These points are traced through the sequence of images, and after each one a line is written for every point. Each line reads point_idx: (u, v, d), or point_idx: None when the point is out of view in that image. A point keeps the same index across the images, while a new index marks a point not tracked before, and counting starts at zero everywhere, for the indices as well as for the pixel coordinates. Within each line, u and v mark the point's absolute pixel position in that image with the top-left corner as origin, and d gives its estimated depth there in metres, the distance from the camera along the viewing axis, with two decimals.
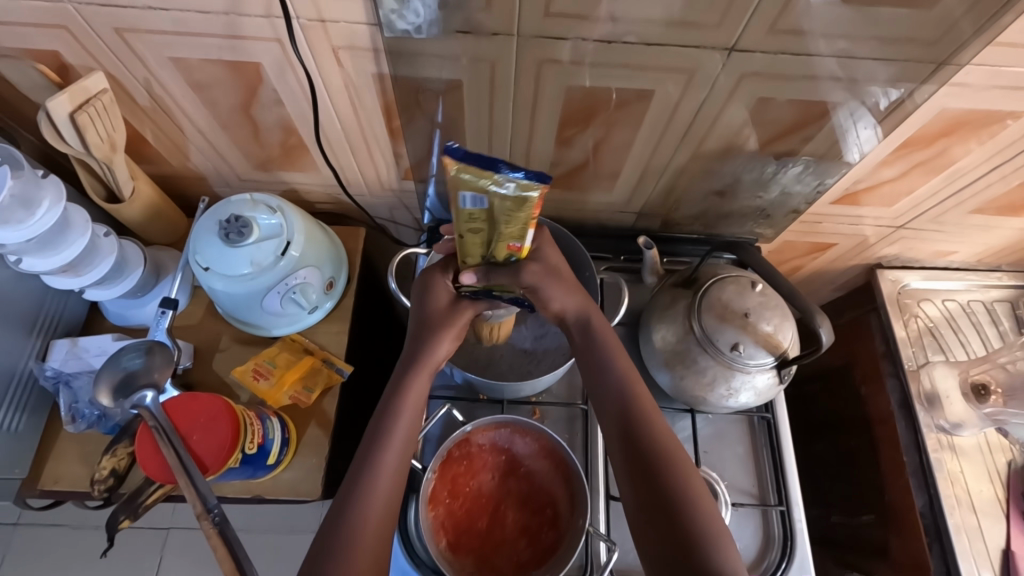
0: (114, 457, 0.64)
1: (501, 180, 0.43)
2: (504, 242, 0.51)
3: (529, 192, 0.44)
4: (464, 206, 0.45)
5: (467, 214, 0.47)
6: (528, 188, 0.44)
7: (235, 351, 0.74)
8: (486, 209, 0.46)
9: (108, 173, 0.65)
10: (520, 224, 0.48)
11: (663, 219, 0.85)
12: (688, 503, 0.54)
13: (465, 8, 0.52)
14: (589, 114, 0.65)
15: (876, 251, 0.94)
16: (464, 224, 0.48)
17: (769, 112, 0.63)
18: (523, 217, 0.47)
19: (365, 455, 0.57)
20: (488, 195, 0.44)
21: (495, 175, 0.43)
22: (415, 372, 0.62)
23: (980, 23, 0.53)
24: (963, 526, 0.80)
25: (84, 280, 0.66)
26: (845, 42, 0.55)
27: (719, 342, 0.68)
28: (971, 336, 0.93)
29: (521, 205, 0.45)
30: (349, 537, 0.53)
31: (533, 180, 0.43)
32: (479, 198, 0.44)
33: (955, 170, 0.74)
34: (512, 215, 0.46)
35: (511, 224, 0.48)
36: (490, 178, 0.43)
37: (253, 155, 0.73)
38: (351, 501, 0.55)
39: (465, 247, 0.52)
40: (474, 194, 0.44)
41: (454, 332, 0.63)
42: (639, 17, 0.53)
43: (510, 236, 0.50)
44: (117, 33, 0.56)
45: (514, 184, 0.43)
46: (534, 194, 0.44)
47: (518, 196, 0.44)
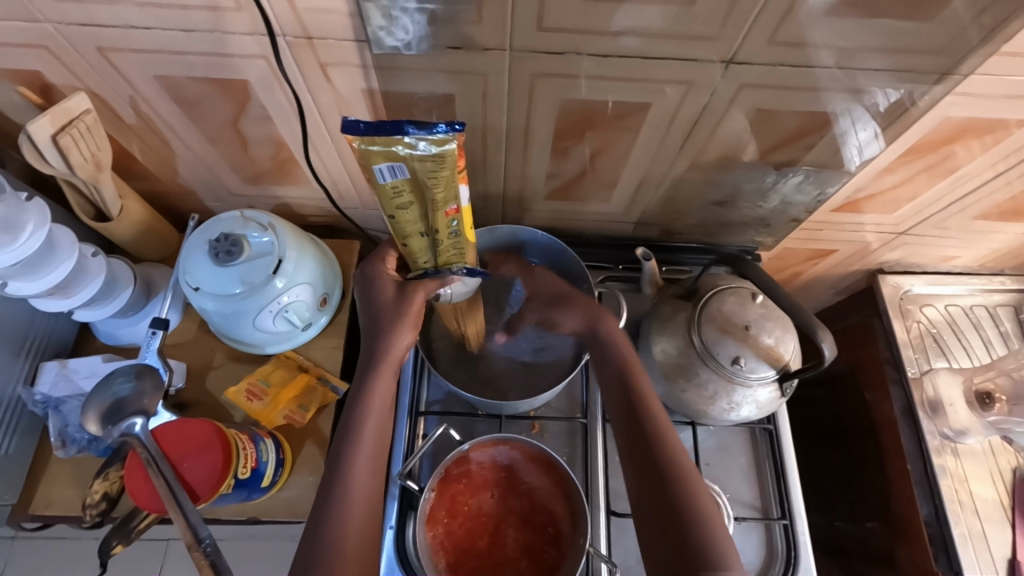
0: (105, 481, 0.62)
1: (411, 143, 0.45)
2: (440, 213, 0.51)
3: (444, 146, 0.45)
4: (383, 179, 0.47)
5: (393, 189, 0.48)
6: (442, 142, 0.45)
7: (229, 369, 0.73)
8: (407, 178, 0.47)
9: (95, 193, 0.64)
10: (447, 186, 0.48)
11: (662, 227, 0.83)
12: (685, 493, 0.56)
13: (455, 23, 0.51)
14: (585, 125, 0.63)
15: (879, 257, 0.93)
16: (391, 201, 0.49)
17: (772, 120, 0.62)
18: (448, 178, 0.47)
19: (338, 469, 0.56)
20: (402, 160, 0.45)
21: (404, 139, 0.44)
22: (382, 373, 0.61)
23: (988, 28, 0.51)
24: (968, 535, 0.78)
25: (73, 302, 0.65)
26: (850, 50, 0.53)
27: (720, 356, 0.67)
28: (974, 341, 0.92)
29: (442, 162, 0.46)
30: (331, 550, 0.52)
31: (444, 132, 0.45)
32: (398, 165, 0.46)
33: (960, 176, 0.73)
34: (436, 178, 0.47)
35: (439, 188, 0.48)
36: (400, 144, 0.44)
37: (243, 170, 0.72)
38: (328, 516, 0.54)
39: (401, 227, 0.53)
40: (388, 163, 0.45)
41: (411, 320, 0.61)
42: (642, 28, 0.51)
43: (443, 203, 0.50)
44: (99, 52, 0.55)
45: (427, 141, 0.45)
46: (450, 147, 0.45)
47: (435, 153, 0.45)
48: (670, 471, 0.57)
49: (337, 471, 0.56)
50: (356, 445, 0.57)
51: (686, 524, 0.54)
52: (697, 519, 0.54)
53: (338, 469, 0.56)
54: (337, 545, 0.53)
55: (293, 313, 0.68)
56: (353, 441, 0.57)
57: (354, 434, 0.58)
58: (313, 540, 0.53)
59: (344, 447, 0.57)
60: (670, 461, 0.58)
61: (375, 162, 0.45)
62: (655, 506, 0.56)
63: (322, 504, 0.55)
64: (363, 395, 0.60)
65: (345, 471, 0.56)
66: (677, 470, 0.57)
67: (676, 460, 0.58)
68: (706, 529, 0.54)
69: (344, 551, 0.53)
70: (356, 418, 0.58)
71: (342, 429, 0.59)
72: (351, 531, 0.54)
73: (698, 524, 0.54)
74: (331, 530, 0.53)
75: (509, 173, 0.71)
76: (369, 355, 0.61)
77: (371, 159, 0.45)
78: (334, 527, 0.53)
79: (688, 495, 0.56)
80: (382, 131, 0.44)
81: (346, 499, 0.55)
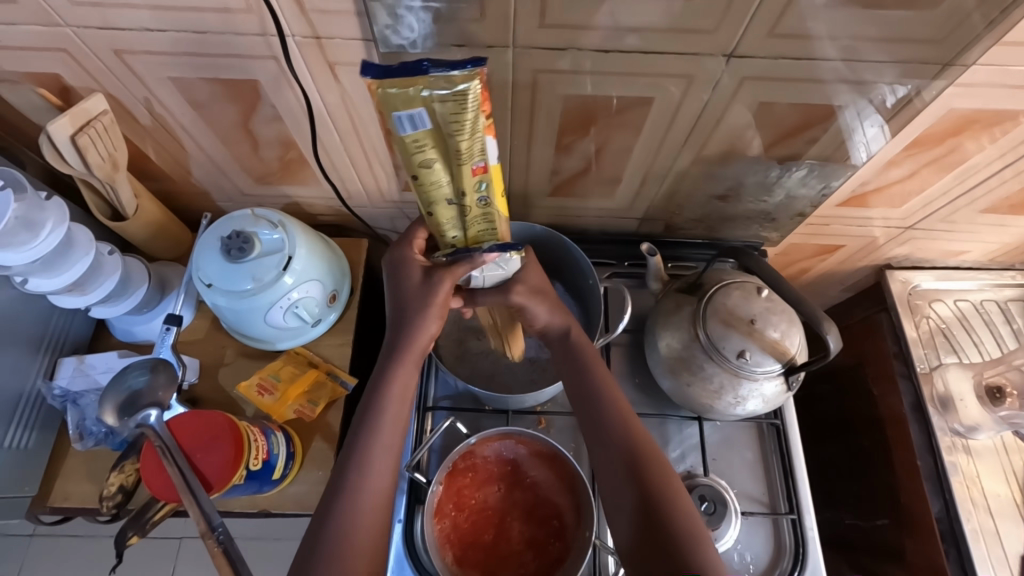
0: (121, 473, 0.64)
1: (431, 83, 0.41)
2: (465, 170, 0.47)
3: (466, 84, 0.41)
4: (403, 131, 0.43)
5: (415, 143, 0.44)
6: (463, 79, 0.41)
7: (241, 365, 0.75)
8: (429, 128, 0.44)
9: (111, 193, 0.66)
10: (472, 135, 0.44)
11: (666, 223, 0.84)
12: (676, 518, 0.54)
13: (458, 21, 0.52)
14: (588, 121, 0.64)
15: (886, 252, 0.92)
16: (414, 157, 0.46)
17: (773, 114, 0.62)
18: (472, 125, 0.44)
19: (351, 457, 0.56)
20: (424, 105, 0.42)
21: (424, 80, 0.41)
22: (404, 362, 0.61)
23: (991, 17, 0.51)
24: (980, 531, 0.78)
25: (90, 298, 0.67)
26: (853, 42, 0.54)
27: (724, 350, 0.67)
28: (984, 336, 0.91)
29: (465, 104, 0.42)
30: (343, 538, 0.52)
31: (466, 69, 0.41)
32: (419, 112, 0.42)
33: (967, 168, 0.72)
34: (459, 126, 0.43)
35: (463, 138, 0.44)
36: (420, 86, 0.41)
37: (253, 169, 0.73)
38: (337, 506, 0.54)
39: (426, 190, 0.49)
40: (408, 108, 0.42)
41: (439, 309, 0.61)
42: (646, 25, 0.52)
43: (469, 157, 0.46)
44: (115, 55, 0.56)
45: (448, 80, 0.41)
46: (472, 85, 0.41)
47: (456, 94, 0.41)
48: (657, 497, 0.55)
49: (348, 458, 0.57)
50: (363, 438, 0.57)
51: (678, 551, 0.52)
52: (689, 542, 0.52)
53: (350, 458, 0.56)
54: (348, 534, 0.53)
55: (303, 308, 0.69)
56: (369, 430, 0.58)
57: (372, 425, 0.58)
58: (322, 528, 0.53)
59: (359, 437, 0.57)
60: (660, 487, 0.56)
61: (394, 110, 0.42)
62: (645, 532, 0.54)
63: (334, 493, 0.55)
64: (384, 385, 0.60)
65: (360, 462, 0.56)
66: (664, 496, 0.55)
67: (664, 482, 0.56)
68: (701, 554, 0.52)
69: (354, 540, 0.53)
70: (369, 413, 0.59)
71: (361, 420, 0.59)
72: (366, 520, 0.54)
73: (693, 549, 0.52)
74: (342, 519, 0.53)
75: (514, 169, 0.72)
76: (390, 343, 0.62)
77: (390, 107, 0.42)
78: (348, 516, 0.54)
79: (679, 518, 0.54)
80: (401, 73, 0.40)
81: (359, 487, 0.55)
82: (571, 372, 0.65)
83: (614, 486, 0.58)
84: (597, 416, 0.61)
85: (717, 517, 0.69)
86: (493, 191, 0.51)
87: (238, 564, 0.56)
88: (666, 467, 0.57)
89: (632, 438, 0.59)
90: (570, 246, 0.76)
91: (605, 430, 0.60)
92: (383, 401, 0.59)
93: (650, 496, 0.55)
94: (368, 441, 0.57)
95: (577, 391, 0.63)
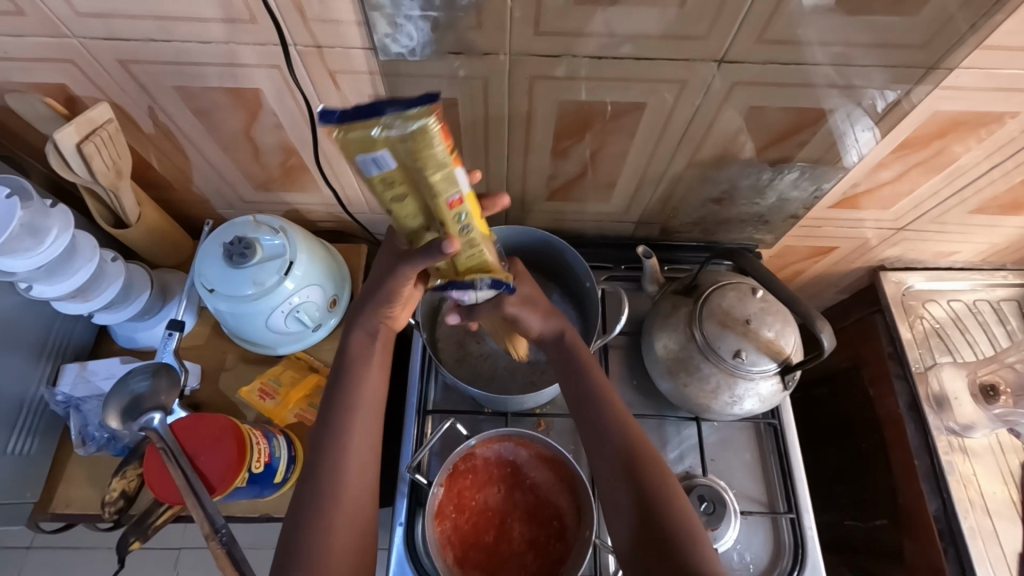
0: (123, 479, 0.64)
1: (388, 125, 0.41)
2: (439, 204, 0.47)
3: (422, 121, 0.41)
4: (369, 173, 0.43)
5: (384, 183, 0.44)
6: (419, 116, 0.41)
7: (242, 370, 0.75)
8: (395, 168, 0.43)
9: (115, 201, 0.67)
10: (439, 171, 0.44)
11: (662, 226, 0.85)
12: (675, 518, 0.54)
13: (457, 29, 0.53)
14: (584, 126, 0.65)
15: (878, 253, 0.94)
16: (385, 196, 0.46)
17: (765, 118, 0.64)
18: (437, 161, 0.43)
19: (319, 450, 0.57)
20: (384, 147, 0.42)
21: (381, 122, 0.41)
22: (376, 354, 0.62)
23: (975, 17, 0.53)
24: (978, 529, 0.78)
25: (93, 305, 0.67)
26: (842, 48, 0.56)
27: (721, 350, 0.68)
28: (978, 336, 0.92)
29: (426, 140, 0.42)
30: (319, 530, 0.53)
31: (420, 106, 0.41)
32: (382, 154, 0.42)
33: (956, 169, 0.74)
34: (424, 163, 0.43)
35: (430, 174, 0.44)
36: (378, 128, 0.41)
37: (255, 177, 0.74)
38: (324, 509, 0.54)
39: (403, 225, 0.49)
40: (370, 152, 0.41)
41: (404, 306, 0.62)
42: (641, 33, 0.54)
43: (440, 193, 0.45)
44: (121, 65, 0.58)
45: (404, 118, 0.41)
46: (429, 121, 0.41)
47: (416, 132, 0.41)
48: (655, 499, 0.55)
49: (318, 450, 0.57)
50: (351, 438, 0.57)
51: (676, 552, 0.52)
52: (687, 543, 0.53)
53: (318, 450, 0.57)
54: (329, 526, 0.53)
55: (304, 313, 0.70)
56: (341, 421, 0.58)
57: (345, 416, 0.58)
58: (300, 520, 0.54)
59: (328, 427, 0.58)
60: (657, 488, 0.56)
61: (356, 154, 0.42)
62: (643, 533, 0.54)
63: (305, 486, 0.55)
64: (354, 377, 0.60)
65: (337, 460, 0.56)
66: (663, 498, 0.55)
67: (663, 483, 0.56)
68: (698, 555, 0.52)
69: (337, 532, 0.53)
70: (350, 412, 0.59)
71: (332, 411, 0.59)
72: (345, 512, 0.54)
73: (690, 550, 0.52)
74: (317, 511, 0.54)
75: (512, 174, 0.74)
76: (348, 335, 0.63)
77: (351, 153, 0.42)
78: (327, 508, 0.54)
79: (677, 520, 0.54)
80: (358, 117, 0.41)
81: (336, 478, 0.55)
82: (566, 374, 0.66)
83: (615, 488, 0.58)
84: (595, 416, 0.62)
85: (717, 517, 0.70)
86: (473, 218, 0.50)
87: (240, 563, 0.57)
88: (664, 469, 0.58)
89: (631, 440, 0.59)
90: (574, 258, 0.77)
91: (604, 432, 0.61)
92: (354, 391, 0.60)
93: (648, 497, 0.56)
94: (340, 431, 0.58)
95: (574, 391, 0.64)
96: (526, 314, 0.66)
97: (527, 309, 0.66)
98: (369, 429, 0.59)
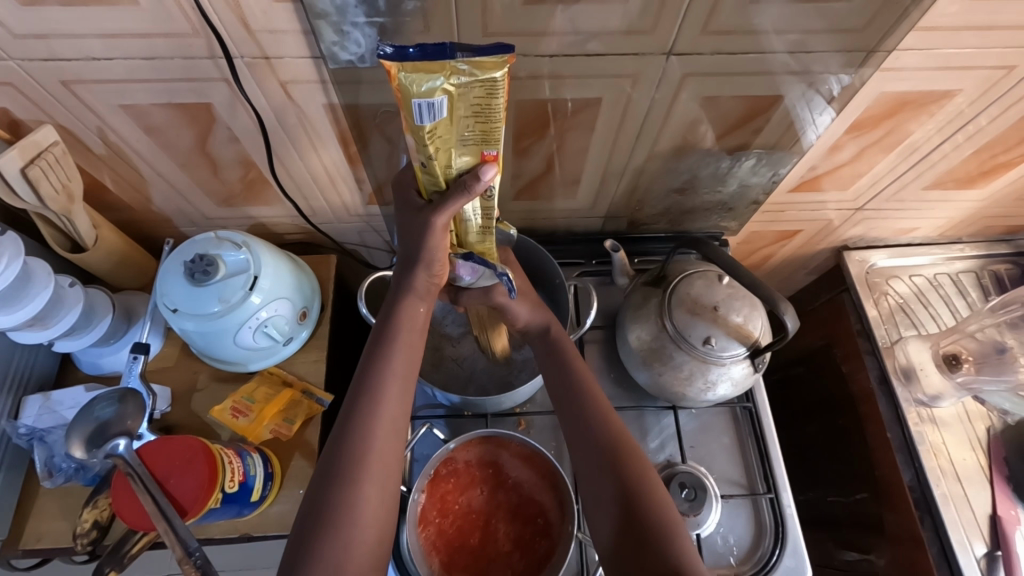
0: (95, 509, 0.63)
1: (455, 70, 0.38)
2: (472, 159, 0.44)
3: (492, 74, 0.39)
4: (420, 121, 0.40)
5: (430, 133, 0.41)
6: (489, 68, 0.38)
7: (213, 389, 0.74)
8: (447, 116, 0.41)
9: (69, 224, 0.65)
10: (488, 128, 0.42)
11: (630, 219, 0.86)
12: (655, 512, 0.54)
13: (405, 33, 0.53)
14: (542, 122, 0.66)
15: (842, 234, 0.96)
16: (430, 145, 0.43)
17: (720, 107, 0.65)
18: (492, 115, 0.41)
19: (337, 458, 0.51)
20: (445, 93, 0.39)
21: (449, 66, 0.38)
22: (388, 349, 0.57)
23: None
24: (950, 496, 0.79)
25: (51, 332, 0.65)
26: (797, 35, 0.57)
27: (691, 338, 0.69)
28: (942, 308, 0.94)
29: (490, 90, 0.39)
30: (327, 540, 0.48)
31: (492, 55, 0.38)
32: (439, 101, 0.39)
33: (909, 146, 0.76)
34: (476, 114, 0.41)
35: (478, 127, 0.42)
36: (445, 72, 0.38)
37: (215, 192, 0.73)
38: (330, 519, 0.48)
39: (432, 175, 0.46)
40: (428, 97, 0.39)
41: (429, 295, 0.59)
42: (602, 30, 0.55)
43: (483, 143, 0.43)
44: (63, 85, 0.56)
45: (474, 67, 0.38)
46: (499, 76, 0.39)
47: (482, 81, 0.39)
48: (636, 489, 0.56)
49: (337, 456, 0.51)
50: (356, 438, 0.52)
51: (656, 547, 0.52)
52: (667, 537, 0.53)
53: (333, 456, 0.51)
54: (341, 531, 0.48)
55: (273, 327, 0.69)
56: (359, 422, 0.52)
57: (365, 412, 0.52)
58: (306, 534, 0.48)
59: (344, 429, 0.52)
60: (636, 483, 0.56)
61: (412, 98, 0.39)
62: (624, 525, 0.54)
63: (322, 494, 0.50)
64: (372, 374, 0.55)
65: (332, 461, 0.51)
66: (643, 492, 0.55)
67: (643, 480, 0.56)
68: (676, 544, 0.52)
69: (352, 547, 0.48)
70: (343, 417, 0.53)
71: (350, 410, 0.53)
72: (366, 524, 0.49)
73: (669, 540, 0.52)
74: (329, 524, 0.48)
75: None
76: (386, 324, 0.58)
77: (409, 93, 0.39)
78: (339, 522, 0.48)
79: (656, 511, 0.54)
80: (424, 57, 0.38)
81: (354, 489, 0.50)
82: (556, 372, 0.66)
83: (595, 484, 0.58)
84: (577, 409, 0.62)
85: (699, 503, 0.71)
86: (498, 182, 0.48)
87: None
88: (643, 460, 0.58)
89: (613, 435, 0.60)
90: (557, 274, 0.76)
91: (586, 427, 0.61)
92: (377, 393, 0.54)
93: (629, 488, 0.56)
94: (361, 432, 0.52)
95: (559, 386, 0.65)
96: (512, 304, 0.68)
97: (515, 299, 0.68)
98: (392, 431, 0.54)
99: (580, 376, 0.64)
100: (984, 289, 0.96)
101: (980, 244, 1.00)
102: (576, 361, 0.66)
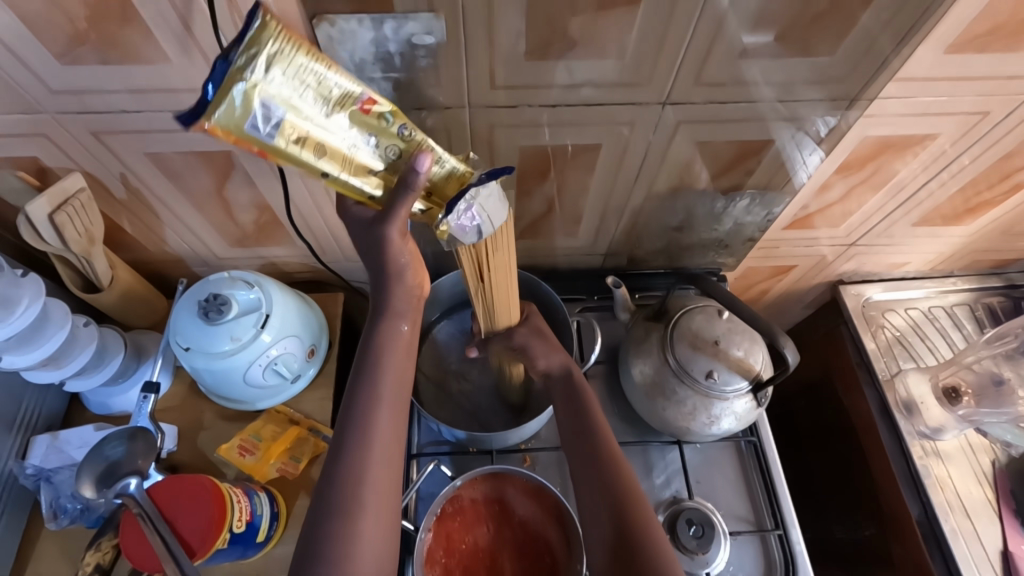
0: (97, 552, 0.62)
1: (241, 68, 0.34)
2: (355, 120, 0.40)
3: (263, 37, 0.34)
4: (271, 139, 0.37)
5: (293, 139, 0.38)
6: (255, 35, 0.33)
7: (219, 428, 0.74)
8: (288, 113, 0.36)
9: (87, 265, 0.67)
10: (328, 89, 0.37)
11: (629, 256, 0.88)
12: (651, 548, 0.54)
13: (417, 86, 0.57)
14: (544, 165, 0.69)
15: (835, 269, 0.98)
16: (307, 151, 0.39)
17: (713, 150, 0.68)
18: (313, 69, 0.36)
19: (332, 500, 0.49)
20: (262, 94, 0.35)
21: (234, 72, 0.34)
22: None
23: (895, 42, 0.57)
24: (959, 531, 0.79)
25: (65, 372, 0.66)
26: (784, 85, 0.61)
27: (694, 371, 0.70)
28: (938, 341, 0.95)
29: (284, 53, 0.35)
30: None
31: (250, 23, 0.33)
32: (265, 103, 0.35)
33: (896, 185, 0.79)
34: (310, 85, 0.36)
35: (319, 92, 0.37)
36: (236, 80, 0.34)
37: (227, 234, 0.75)
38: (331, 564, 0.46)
39: (350, 179, 0.42)
40: (252, 114, 0.35)
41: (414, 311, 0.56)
42: (600, 80, 0.58)
43: (342, 101, 0.38)
44: (93, 136, 0.60)
45: (248, 50, 0.34)
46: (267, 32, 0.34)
47: (270, 53, 0.34)
48: (635, 524, 0.56)
49: (328, 484, 0.49)
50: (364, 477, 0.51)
51: None
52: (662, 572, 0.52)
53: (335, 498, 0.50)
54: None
55: (282, 365, 0.70)
56: None
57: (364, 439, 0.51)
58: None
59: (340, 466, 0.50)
60: (635, 517, 0.56)
61: (242, 127, 0.35)
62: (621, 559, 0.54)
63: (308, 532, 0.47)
64: None
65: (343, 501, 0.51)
66: (642, 529, 0.55)
67: (641, 514, 0.56)
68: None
69: None
70: None
71: None
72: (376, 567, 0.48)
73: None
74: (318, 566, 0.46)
75: None
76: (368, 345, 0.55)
77: (237, 125, 0.35)
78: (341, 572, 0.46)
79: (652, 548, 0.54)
80: (216, 83, 0.34)
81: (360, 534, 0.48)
82: (565, 406, 0.67)
83: (596, 517, 0.58)
84: (582, 442, 0.63)
85: (707, 540, 0.71)
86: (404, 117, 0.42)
87: None
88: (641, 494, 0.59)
89: (614, 468, 0.60)
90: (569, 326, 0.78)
91: (589, 459, 0.61)
92: None
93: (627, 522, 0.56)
94: None
95: (565, 418, 0.66)
96: (534, 346, 0.68)
97: (536, 339, 0.69)
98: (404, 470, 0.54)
99: (583, 410, 0.65)
100: (979, 321, 0.97)
101: (971, 277, 1.02)
102: (584, 395, 0.66)
